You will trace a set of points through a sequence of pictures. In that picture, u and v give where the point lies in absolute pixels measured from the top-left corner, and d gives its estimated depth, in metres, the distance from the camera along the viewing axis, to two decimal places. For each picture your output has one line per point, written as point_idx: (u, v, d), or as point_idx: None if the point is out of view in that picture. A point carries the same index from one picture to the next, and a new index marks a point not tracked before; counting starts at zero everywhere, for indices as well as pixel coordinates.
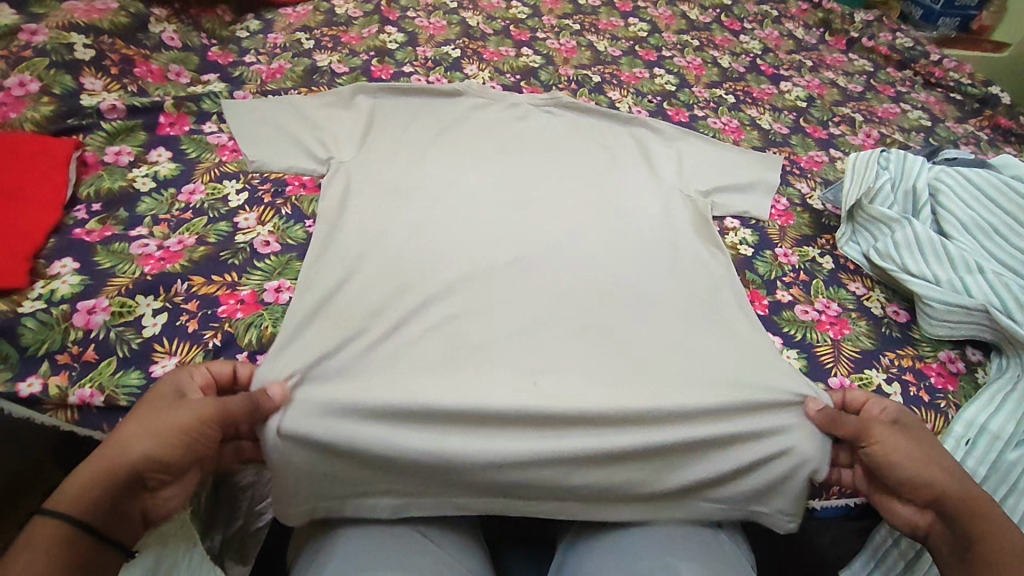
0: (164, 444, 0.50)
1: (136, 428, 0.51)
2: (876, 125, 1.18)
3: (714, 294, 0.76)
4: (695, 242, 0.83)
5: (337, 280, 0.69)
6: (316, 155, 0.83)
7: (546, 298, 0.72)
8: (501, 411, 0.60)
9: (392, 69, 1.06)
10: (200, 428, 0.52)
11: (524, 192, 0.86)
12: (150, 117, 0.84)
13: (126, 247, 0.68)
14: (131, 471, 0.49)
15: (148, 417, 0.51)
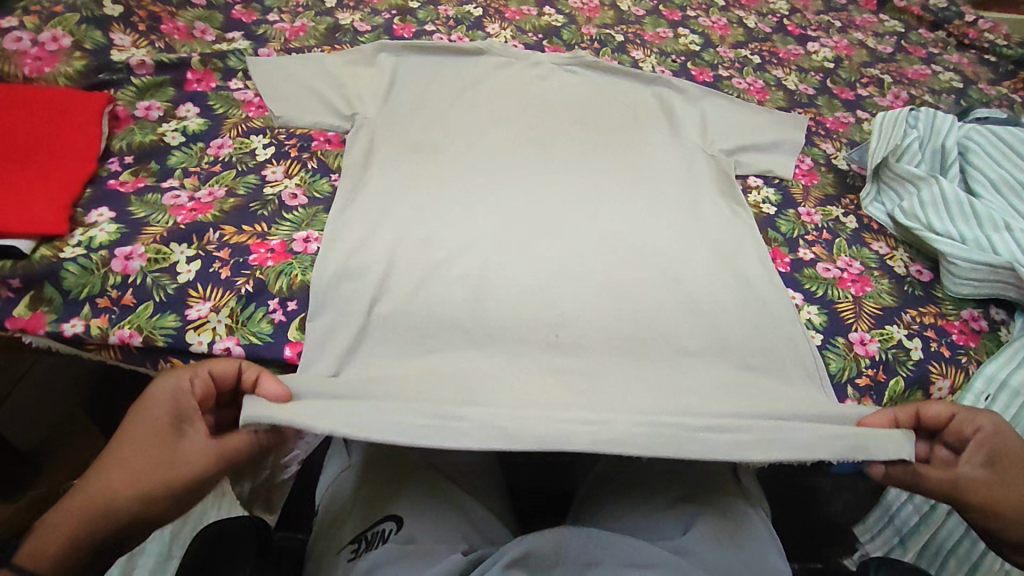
0: (147, 512, 0.47)
1: (120, 492, 0.46)
2: (906, 86, 1.15)
3: (736, 251, 0.77)
4: (718, 201, 0.83)
5: (364, 233, 0.70)
6: (339, 111, 0.85)
7: (566, 253, 0.73)
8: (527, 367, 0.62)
9: (414, 28, 1.05)
10: (197, 493, 0.49)
11: (548, 149, 0.87)
12: (178, 73, 0.84)
13: (158, 198, 0.70)
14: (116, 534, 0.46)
15: (134, 476, 0.47)
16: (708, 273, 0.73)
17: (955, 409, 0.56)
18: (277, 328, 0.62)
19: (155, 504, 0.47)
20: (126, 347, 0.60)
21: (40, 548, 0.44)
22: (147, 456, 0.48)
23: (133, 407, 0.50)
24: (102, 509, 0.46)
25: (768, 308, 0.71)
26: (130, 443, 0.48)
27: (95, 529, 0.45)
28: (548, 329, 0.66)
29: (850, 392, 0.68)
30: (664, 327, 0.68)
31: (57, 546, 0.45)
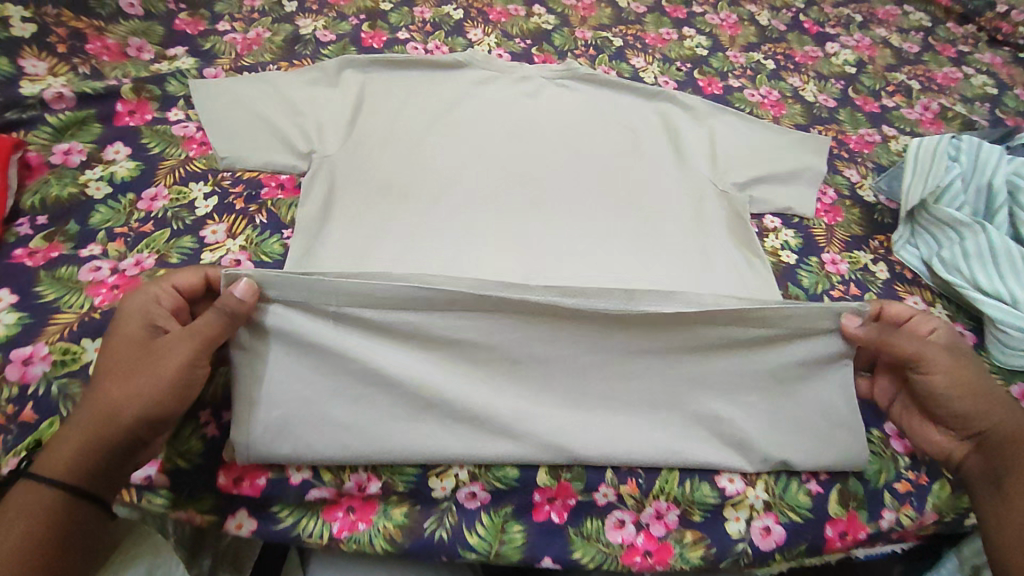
0: (147, 401, 0.47)
1: (114, 389, 0.47)
2: (936, 94, 1.03)
3: None
4: (733, 257, 0.73)
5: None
6: (295, 149, 0.73)
7: None
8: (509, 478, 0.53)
9: (385, 36, 0.93)
10: (188, 377, 0.49)
11: (537, 195, 0.76)
12: (106, 105, 0.72)
13: (74, 272, 0.59)
14: (124, 435, 0.47)
15: (129, 376, 0.48)
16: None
17: (913, 312, 0.59)
18: (209, 447, 0.52)
19: (151, 391, 0.48)
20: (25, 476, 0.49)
21: (58, 451, 0.46)
22: (137, 353, 0.49)
23: (114, 324, 0.51)
24: (104, 412, 0.47)
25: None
26: (117, 347, 0.49)
27: (99, 433, 0.46)
28: None
29: (888, 499, 0.58)
30: None
31: (73, 446, 0.46)
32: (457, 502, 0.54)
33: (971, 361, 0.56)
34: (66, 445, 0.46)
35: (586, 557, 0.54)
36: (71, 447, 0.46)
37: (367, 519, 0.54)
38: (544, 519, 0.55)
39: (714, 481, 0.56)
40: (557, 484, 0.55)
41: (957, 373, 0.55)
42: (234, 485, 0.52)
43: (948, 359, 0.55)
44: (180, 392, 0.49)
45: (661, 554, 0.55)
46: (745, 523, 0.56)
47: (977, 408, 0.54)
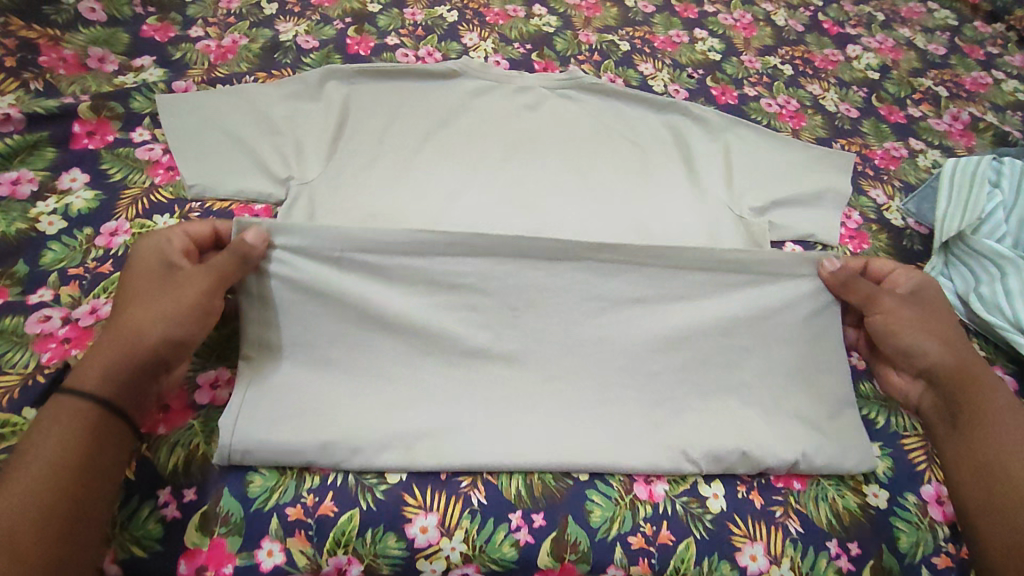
0: (169, 327, 0.48)
1: (139, 316, 0.47)
2: (965, 102, 0.96)
3: None
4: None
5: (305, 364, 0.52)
6: (272, 173, 0.66)
7: None
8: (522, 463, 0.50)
9: (372, 42, 0.86)
10: (206, 307, 0.49)
11: (539, 223, 0.69)
12: (63, 127, 0.66)
13: (20, 322, 0.53)
14: (145, 356, 0.47)
15: (151, 302, 0.48)
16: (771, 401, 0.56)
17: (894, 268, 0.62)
18: (168, 531, 0.45)
19: (174, 318, 0.48)
20: None
21: (83, 374, 0.45)
22: (157, 285, 0.50)
23: (129, 263, 0.52)
24: (127, 333, 0.47)
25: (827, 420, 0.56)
26: (138, 282, 0.50)
27: (123, 352, 0.46)
28: (538, 501, 0.50)
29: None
30: (688, 491, 0.52)
31: (98, 369, 0.45)
32: None
33: (932, 307, 0.59)
34: (90, 368, 0.45)
35: None
36: (96, 370, 0.45)
37: None
38: None
39: (735, 558, 0.50)
40: (561, 565, 0.48)
41: (906, 313, 0.58)
42: None
43: (901, 301, 0.58)
44: (202, 321, 0.49)
45: None
46: None
47: (920, 345, 0.56)
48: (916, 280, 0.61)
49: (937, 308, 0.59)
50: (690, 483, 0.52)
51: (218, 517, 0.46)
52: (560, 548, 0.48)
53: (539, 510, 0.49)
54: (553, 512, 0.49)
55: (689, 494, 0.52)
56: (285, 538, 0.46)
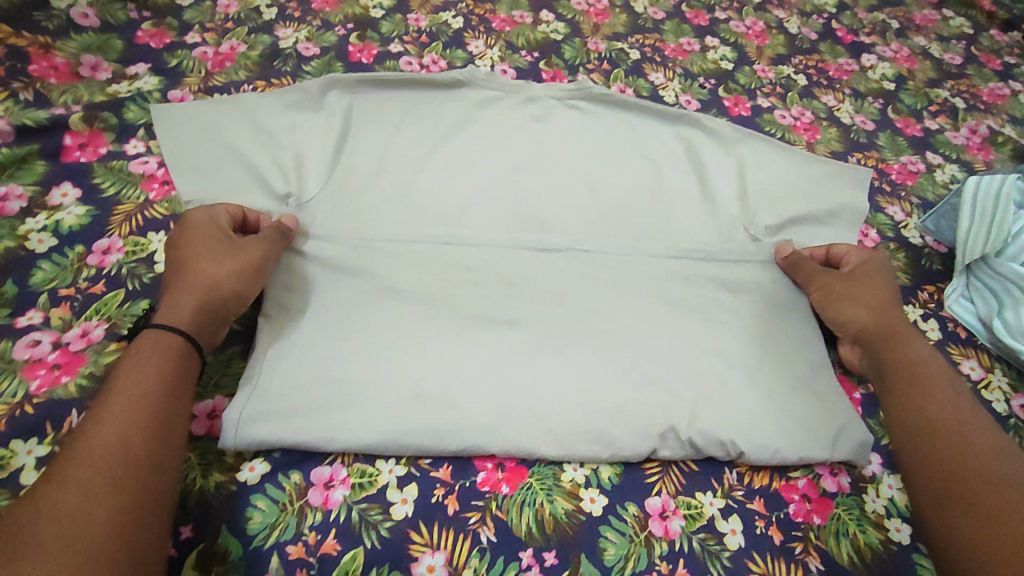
0: (237, 279, 0.53)
1: (209, 272, 0.52)
2: (983, 114, 0.94)
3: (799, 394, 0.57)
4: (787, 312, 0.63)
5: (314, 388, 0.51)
6: (272, 189, 0.64)
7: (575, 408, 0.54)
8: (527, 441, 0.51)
9: (375, 49, 0.83)
10: (264, 266, 0.55)
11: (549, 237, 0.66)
12: (53, 139, 0.63)
13: (8, 347, 0.51)
14: (221, 306, 0.51)
15: (219, 257, 0.53)
16: (780, 430, 0.54)
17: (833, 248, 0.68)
18: (162, 571, 0.43)
19: (240, 272, 0.53)
20: None
21: (169, 317, 0.49)
22: (218, 244, 0.54)
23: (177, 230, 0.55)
24: (206, 283, 0.51)
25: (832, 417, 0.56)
26: (197, 241, 0.54)
27: (205, 299, 0.50)
28: (550, 539, 0.47)
29: None
30: (705, 527, 0.50)
31: (181, 315, 0.49)
32: None
33: (870, 278, 0.63)
34: (174, 315, 0.49)
35: None
36: (182, 313, 0.49)
37: None
38: None
39: None
40: None
41: (842, 285, 0.62)
42: None
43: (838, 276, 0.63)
44: (257, 282, 0.54)
45: None
46: None
47: (849, 313, 0.60)
48: (863, 258, 0.65)
49: (871, 279, 0.63)
50: (707, 518, 0.50)
51: (217, 555, 0.44)
52: None
53: (551, 548, 0.47)
54: (565, 550, 0.47)
55: (706, 530, 0.50)
56: None
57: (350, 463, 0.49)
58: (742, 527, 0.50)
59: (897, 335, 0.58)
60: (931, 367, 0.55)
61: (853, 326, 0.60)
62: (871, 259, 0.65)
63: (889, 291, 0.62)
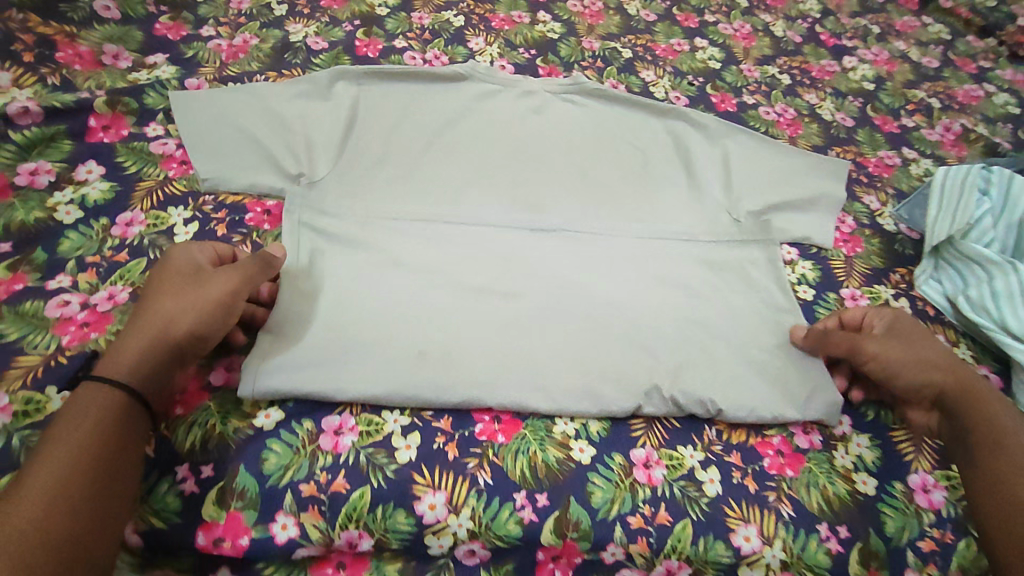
0: (197, 318, 0.51)
1: (166, 311, 0.50)
2: (957, 114, 0.99)
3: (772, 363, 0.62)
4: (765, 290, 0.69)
5: (323, 348, 0.55)
6: (284, 169, 0.68)
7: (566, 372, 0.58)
8: (523, 401, 0.56)
9: (381, 44, 0.87)
10: (230, 305, 0.53)
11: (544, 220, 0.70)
12: (79, 120, 0.67)
13: (41, 307, 0.55)
14: (174, 346, 0.50)
15: (180, 295, 0.51)
16: (755, 394, 0.59)
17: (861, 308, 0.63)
18: (187, 504, 0.48)
19: (199, 311, 0.51)
20: None
21: (113, 362, 0.47)
22: (185, 282, 0.52)
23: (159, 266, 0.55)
24: (160, 322, 0.50)
25: (802, 383, 0.61)
26: (168, 278, 0.53)
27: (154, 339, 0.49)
28: (542, 482, 0.53)
29: (912, 559, 0.55)
30: (685, 475, 0.55)
31: (127, 360, 0.47)
32: (456, 559, 0.52)
33: (912, 335, 0.58)
34: (120, 360, 0.47)
35: None
36: (130, 354, 0.48)
37: None
38: None
39: (729, 539, 0.53)
40: (563, 543, 0.51)
41: (895, 351, 0.58)
42: (214, 546, 0.48)
43: (882, 342, 0.58)
44: (224, 319, 0.52)
45: None
46: None
47: (918, 377, 0.56)
48: (889, 317, 0.61)
49: (921, 338, 0.59)
50: (687, 468, 0.55)
51: (235, 492, 0.49)
52: (563, 527, 0.51)
53: (543, 491, 0.52)
54: (556, 493, 0.52)
55: (686, 478, 0.55)
56: (300, 512, 0.49)
57: (358, 413, 0.54)
58: (719, 477, 0.55)
59: (980, 390, 0.54)
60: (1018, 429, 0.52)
61: (930, 386, 0.56)
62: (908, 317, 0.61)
63: (932, 339, 0.59)
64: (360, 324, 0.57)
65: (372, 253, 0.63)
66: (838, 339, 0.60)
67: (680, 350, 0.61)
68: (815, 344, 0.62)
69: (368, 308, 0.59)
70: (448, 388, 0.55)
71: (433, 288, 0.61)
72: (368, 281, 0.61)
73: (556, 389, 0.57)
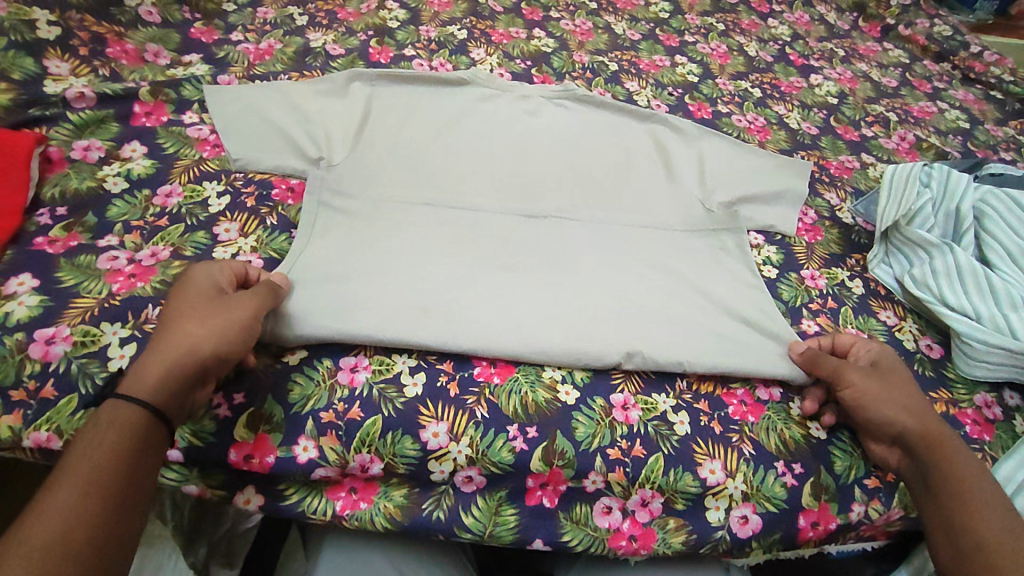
0: (222, 343, 0.51)
1: (187, 330, 0.50)
2: (912, 126, 1.09)
3: (739, 329, 0.70)
4: (729, 267, 0.77)
5: (336, 297, 0.63)
6: (304, 154, 0.76)
7: (555, 331, 0.65)
8: (515, 352, 0.62)
9: (392, 52, 0.97)
10: (252, 330, 0.54)
11: (533, 204, 0.78)
12: (125, 106, 0.76)
13: (93, 260, 0.62)
14: (198, 368, 0.50)
15: (206, 317, 0.51)
16: (721, 352, 0.66)
17: (854, 341, 0.67)
18: (221, 426, 0.55)
19: (225, 336, 0.51)
20: (44, 450, 0.52)
21: (137, 383, 0.47)
22: (208, 304, 0.53)
23: (176, 288, 0.54)
24: (186, 344, 0.49)
25: (764, 346, 0.68)
26: (190, 300, 0.53)
27: (179, 361, 0.49)
28: (532, 418, 0.60)
29: (858, 494, 0.62)
30: (657, 416, 0.62)
31: (150, 381, 0.47)
32: (455, 486, 0.58)
33: (891, 376, 0.62)
34: (141, 380, 0.47)
35: (575, 540, 0.58)
36: (153, 375, 0.47)
37: (368, 499, 0.57)
38: (536, 503, 0.58)
39: (696, 472, 0.59)
40: (549, 471, 0.58)
41: (875, 387, 0.61)
42: (244, 462, 0.54)
43: (866, 376, 0.61)
44: (245, 343, 0.53)
45: (645, 539, 0.59)
46: (725, 512, 0.59)
47: (891, 414, 0.59)
48: (877, 351, 0.65)
49: (899, 381, 0.62)
50: (660, 411, 0.63)
51: (263, 418, 0.56)
52: (550, 456, 0.58)
53: (532, 424, 0.59)
54: (544, 427, 0.59)
55: (658, 419, 0.62)
56: (319, 436, 0.56)
57: (370, 356, 0.61)
58: (689, 419, 0.63)
59: (937, 431, 0.58)
60: (975, 475, 0.55)
61: (899, 426, 0.59)
62: (886, 355, 0.65)
63: (911, 385, 0.62)
64: (370, 285, 0.65)
65: (382, 225, 0.71)
66: (828, 363, 0.63)
67: (655, 317, 0.69)
68: (809, 363, 0.65)
69: (376, 272, 0.66)
70: (448, 339, 0.62)
71: (434, 258, 0.69)
72: (377, 249, 0.68)
73: (545, 343, 0.64)
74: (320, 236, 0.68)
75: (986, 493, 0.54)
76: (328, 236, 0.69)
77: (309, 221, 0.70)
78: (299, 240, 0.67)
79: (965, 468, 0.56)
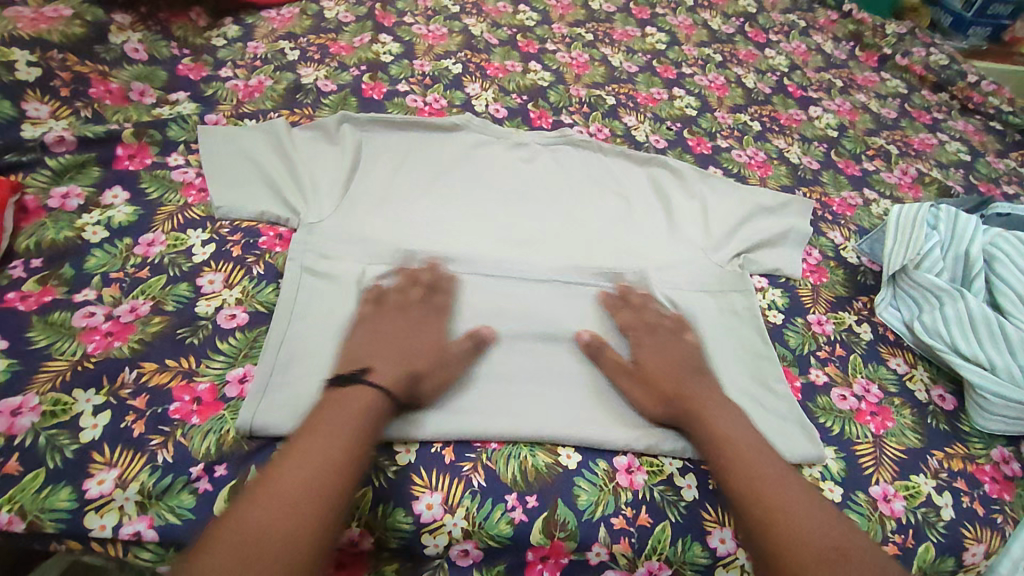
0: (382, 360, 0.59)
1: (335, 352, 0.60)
2: (913, 159, 1.08)
3: (745, 402, 0.67)
4: (737, 331, 0.73)
5: (321, 381, 0.59)
6: (287, 205, 0.72)
7: (553, 410, 0.62)
8: (509, 435, 0.59)
9: (385, 87, 0.94)
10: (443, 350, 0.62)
11: (532, 260, 0.74)
12: (107, 150, 0.73)
13: (68, 317, 0.59)
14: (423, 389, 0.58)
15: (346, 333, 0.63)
16: None
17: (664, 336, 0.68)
18: (200, 501, 0.51)
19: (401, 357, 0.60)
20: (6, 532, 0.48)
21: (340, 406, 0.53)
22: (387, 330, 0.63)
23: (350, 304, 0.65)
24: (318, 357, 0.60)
25: (771, 422, 0.65)
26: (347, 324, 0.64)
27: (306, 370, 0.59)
28: (532, 485, 0.57)
29: None
30: (664, 481, 0.59)
31: (356, 411, 0.53)
32: (451, 560, 0.55)
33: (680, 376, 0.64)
34: (346, 411, 0.53)
35: None
36: (384, 378, 0.56)
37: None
38: None
39: (705, 541, 0.56)
40: (551, 543, 0.55)
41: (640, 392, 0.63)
42: None
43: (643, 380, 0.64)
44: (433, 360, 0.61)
45: None
46: None
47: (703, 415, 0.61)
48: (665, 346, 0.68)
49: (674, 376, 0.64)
50: (666, 474, 0.60)
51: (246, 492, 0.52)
52: (551, 528, 0.55)
53: (533, 493, 0.56)
54: (544, 495, 0.56)
55: (664, 484, 0.59)
56: None
57: None
58: (696, 483, 0.59)
59: (711, 419, 0.59)
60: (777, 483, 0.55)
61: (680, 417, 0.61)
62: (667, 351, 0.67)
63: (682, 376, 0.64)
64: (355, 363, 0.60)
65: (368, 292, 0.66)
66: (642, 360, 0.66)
67: None
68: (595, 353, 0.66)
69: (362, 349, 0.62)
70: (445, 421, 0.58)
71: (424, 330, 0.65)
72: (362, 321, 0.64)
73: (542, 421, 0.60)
74: (301, 306, 0.64)
75: (767, 468, 0.56)
76: (309, 306, 0.65)
77: (289, 290, 0.65)
78: (278, 312, 0.63)
79: (738, 449, 0.57)
